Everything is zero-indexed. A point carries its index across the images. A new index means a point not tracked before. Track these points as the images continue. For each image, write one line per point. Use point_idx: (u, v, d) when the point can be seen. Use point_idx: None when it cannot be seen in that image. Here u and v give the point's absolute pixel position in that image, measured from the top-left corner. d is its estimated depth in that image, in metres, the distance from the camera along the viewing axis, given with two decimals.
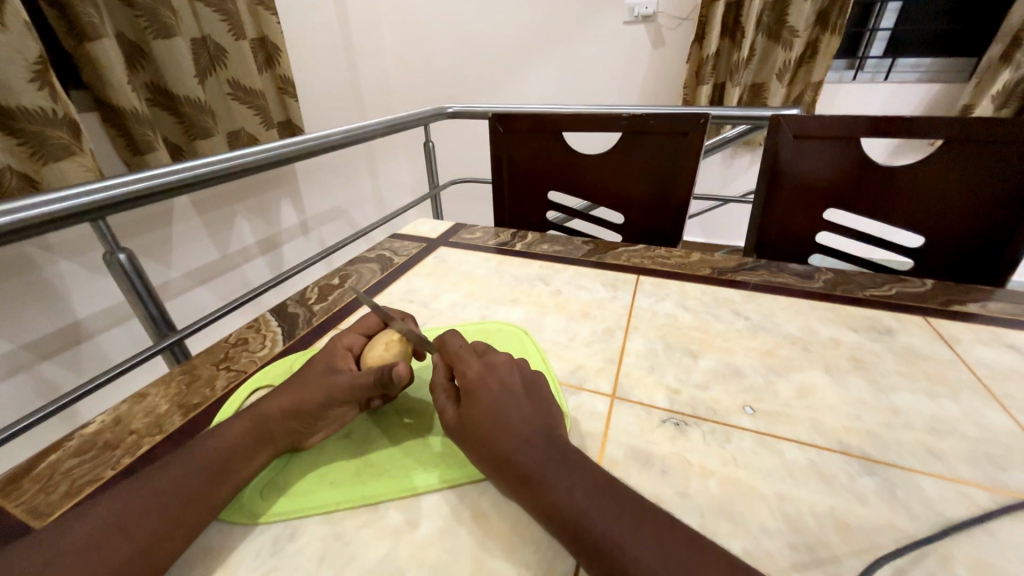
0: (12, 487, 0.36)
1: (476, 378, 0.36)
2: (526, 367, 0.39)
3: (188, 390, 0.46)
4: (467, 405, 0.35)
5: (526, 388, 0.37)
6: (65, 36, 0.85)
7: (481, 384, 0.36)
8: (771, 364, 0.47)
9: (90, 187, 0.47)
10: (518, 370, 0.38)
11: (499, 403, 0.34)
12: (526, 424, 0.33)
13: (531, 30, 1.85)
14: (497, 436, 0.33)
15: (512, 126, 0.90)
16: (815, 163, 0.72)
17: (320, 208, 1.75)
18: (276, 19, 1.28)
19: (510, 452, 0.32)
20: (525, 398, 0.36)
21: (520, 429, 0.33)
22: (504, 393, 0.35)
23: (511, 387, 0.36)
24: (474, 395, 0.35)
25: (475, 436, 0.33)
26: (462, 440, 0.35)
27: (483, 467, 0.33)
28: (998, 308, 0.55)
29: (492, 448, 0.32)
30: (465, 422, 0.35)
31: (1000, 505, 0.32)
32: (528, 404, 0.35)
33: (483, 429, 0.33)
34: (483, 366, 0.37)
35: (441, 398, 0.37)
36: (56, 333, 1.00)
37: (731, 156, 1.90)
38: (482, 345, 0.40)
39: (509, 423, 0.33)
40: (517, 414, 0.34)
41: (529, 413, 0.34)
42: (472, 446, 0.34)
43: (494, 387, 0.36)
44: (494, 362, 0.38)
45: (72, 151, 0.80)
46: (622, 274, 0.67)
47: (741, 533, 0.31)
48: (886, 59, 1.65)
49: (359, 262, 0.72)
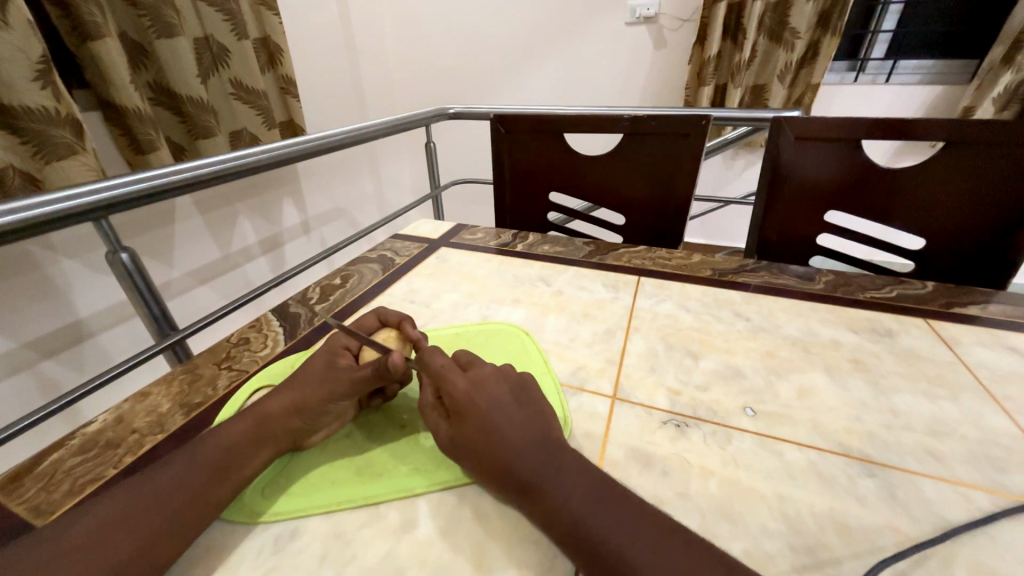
0: (15, 485, 0.36)
1: (461, 397, 0.36)
2: (512, 376, 0.38)
3: (190, 389, 0.47)
4: (457, 426, 0.35)
5: (515, 399, 0.36)
6: (68, 35, 0.85)
7: (467, 402, 0.35)
8: (772, 366, 0.47)
9: (92, 186, 0.47)
10: (504, 382, 0.37)
11: (488, 422, 0.34)
12: (518, 439, 0.33)
13: (533, 31, 1.86)
14: (490, 457, 0.32)
15: (513, 127, 0.90)
16: (816, 165, 0.72)
17: (322, 207, 1.75)
18: (278, 20, 1.28)
19: (504, 471, 0.32)
20: (513, 411, 0.35)
21: (512, 444, 0.33)
22: (492, 408, 0.35)
23: (499, 401, 0.35)
24: (462, 416, 0.35)
25: (469, 459, 0.33)
26: (458, 460, 0.34)
27: (482, 483, 0.33)
28: (999, 311, 0.55)
29: (487, 468, 0.32)
30: (458, 444, 0.34)
31: (1000, 507, 0.32)
32: (517, 417, 0.35)
33: (476, 451, 0.33)
34: (468, 381, 0.37)
35: (434, 417, 0.37)
36: (57, 332, 1.00)
37: (732, 158, 1.90)
38: (465, 358, 0.40)
39: (500, 442, 0.33)
40: (507, 430, 0.33)
41: (519, 426, 0.34)
42: (468, 466, 0.34)
43: (481, 404, 0.35)
44: (479, 376, 0.37)
45: (75, 150, 0.80)
46: (624, 274, 0.67)
47: (741, 534, 0.31)
48: (887, 61, 1.65)
49: (360, 262, 0.73)
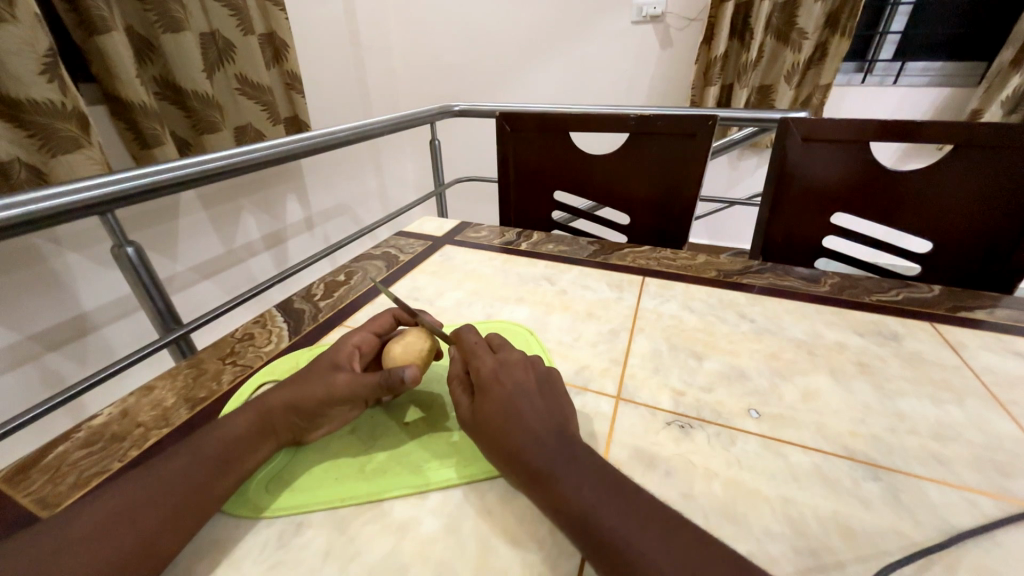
0: (22, 476, 0.36)
1: (488, 374, 0.37)
2: (539, 367, 0.39)
3: (195, 384, 0.47)
4: (480, 399, 0.35)
5: (539, 387, 0.37)
6: (75, 29, 0.86)
7: (494, 379, 0.36)
8: (776, 368, 0.47)
9: (89, 183, 0.47)
10: (532, 369, 0.38)
11: (512, 399, 0.34)
12: (538, 422, 0.33)
13: (539, 29, 1.85)
14: (510, 431, 0.33)
15: (519, 125, 0.89)
16: (824, 165, 0.71)
17: (326, 204, 1.76)
18: (284, 14, 1.27)
19: (521, 448, 0.32)
20: (537, 397, 0.36)
21: (533, 425, 0.33)
22: (518, 388, 0.36)
23: (524, 383, 0.36)
24: (487, 390, 0.35)
25: (487, 431, 0.34)
26: (475, 433, 0.35)
27: (494, 459, 0.33)
28: (1006, 315, 0.54)
29: (504, 441, 0.33)
30: (477, 416, 0.35)
31: (1007, 513, 0.32)
32: (541, 401, 0.35)
33: (498, 424, 0.33)
34: (497, 363, 0.38)
35: (457, 391, 0.38)
36: (61, 324, 1.01)
37: (737, 158, 1.90)
38: (497, 342, 0.41)
39: (521, 418, 0.33)
40: (530, 410, 0.34)
41: (542, 410, 0.34)
42: (485, 440, 0.34)
43: (507, 383, 0.36)
44: (508, 360, 0.38)
45: (81, 144, 0.81)
46: (628, 274, 0.67)
47: (745, 536, 0.31)
48: (895, 62, 1.63)
49: (364, 259, 0.73)
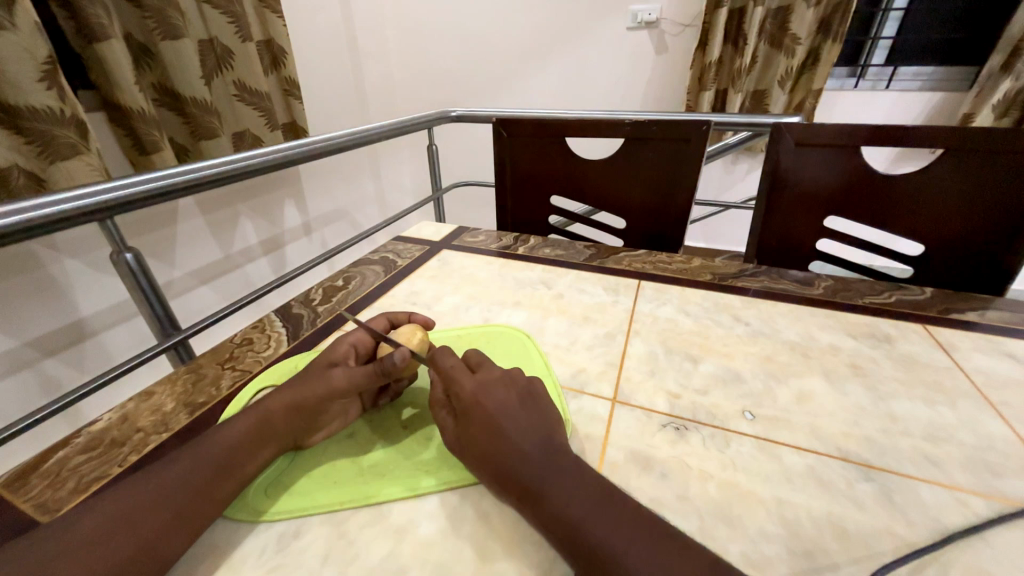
0: (21, 482, 0.36)
1: (468, 397, 0.36)
2: (521, 380, 0.39)
3: (194, 389, 0.47)
4: (465, 424, 0.36)
5: (523, 403, 0.37)
6: (74, 37, 0.86)
7: (475, 402, 0.36)
8: (770, 370, 0.48)
9: (82, 191, 0.46)
10: (512, 385, 0.38)
11: (494, 421, 0.35)
12: (523, 442, 0.33)
13: (536, 35, 1.87)
14: (496, 457, 0.33)
15: (516, 131, 0.90)
16: (816, 170, 0.72)
17: (324, 209, 1.76)
18: (282, 22, 1.28)
19: (507, 473, 0.32)
20: (520, 415, 0.35)
21: (518, 444, 0.33)
22: (500, 408, 0.36)
23: (504, 401, 0.36)
24: (469, 414, 0.36)
25: (475, 457, 0.34)
26: (464, 457, 0.35)
27: (486, 483, 0.34)
28: (996, 317, 0.55)
29: (492, 467, 0.33)
30: (464, 442, 0.35)
31: (999, 512, 0.33)
32: (524, 419, 0.35)
33: (485, 449, 0.34)
34: (476, 382, 0.38)
35: (443, 416, 0.38)
36: (58, 331, 1.00)
37: (733, 162, 1.91)
38: (475, 359, 0.41)
39: (505, 441, 0.33)
40: (514, 430, 0.34)
41: (525, 429, 0.34)
42: (473, 465, 0.34)
43: (488, 405, 0.36)
44: (488, 378, 0.38)
45: (79, 151, 0.81)
46: (624, 278, 0.67)
47: (740, 537, 0.31)
48: (887, 67, 1.66)
49: (363, 264, 0.73)
